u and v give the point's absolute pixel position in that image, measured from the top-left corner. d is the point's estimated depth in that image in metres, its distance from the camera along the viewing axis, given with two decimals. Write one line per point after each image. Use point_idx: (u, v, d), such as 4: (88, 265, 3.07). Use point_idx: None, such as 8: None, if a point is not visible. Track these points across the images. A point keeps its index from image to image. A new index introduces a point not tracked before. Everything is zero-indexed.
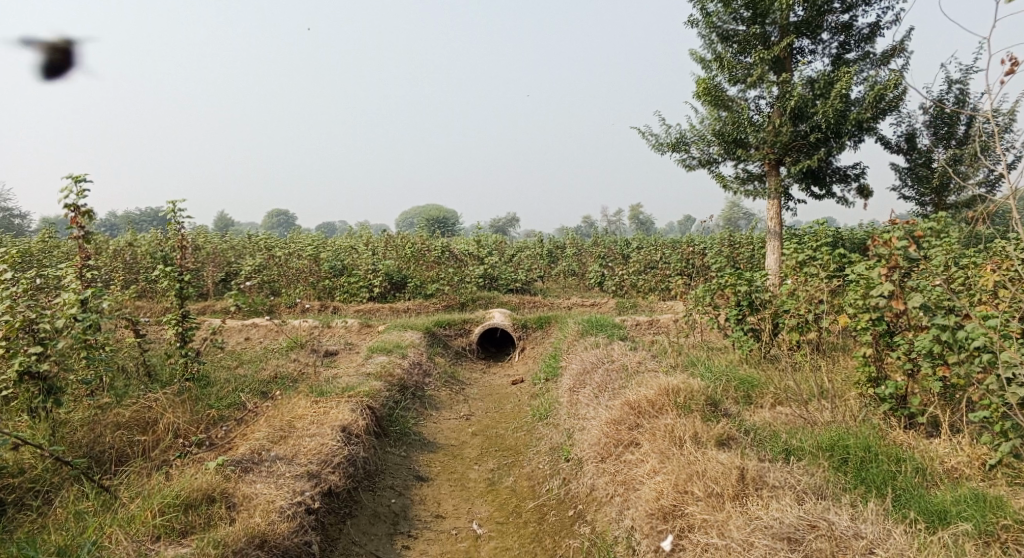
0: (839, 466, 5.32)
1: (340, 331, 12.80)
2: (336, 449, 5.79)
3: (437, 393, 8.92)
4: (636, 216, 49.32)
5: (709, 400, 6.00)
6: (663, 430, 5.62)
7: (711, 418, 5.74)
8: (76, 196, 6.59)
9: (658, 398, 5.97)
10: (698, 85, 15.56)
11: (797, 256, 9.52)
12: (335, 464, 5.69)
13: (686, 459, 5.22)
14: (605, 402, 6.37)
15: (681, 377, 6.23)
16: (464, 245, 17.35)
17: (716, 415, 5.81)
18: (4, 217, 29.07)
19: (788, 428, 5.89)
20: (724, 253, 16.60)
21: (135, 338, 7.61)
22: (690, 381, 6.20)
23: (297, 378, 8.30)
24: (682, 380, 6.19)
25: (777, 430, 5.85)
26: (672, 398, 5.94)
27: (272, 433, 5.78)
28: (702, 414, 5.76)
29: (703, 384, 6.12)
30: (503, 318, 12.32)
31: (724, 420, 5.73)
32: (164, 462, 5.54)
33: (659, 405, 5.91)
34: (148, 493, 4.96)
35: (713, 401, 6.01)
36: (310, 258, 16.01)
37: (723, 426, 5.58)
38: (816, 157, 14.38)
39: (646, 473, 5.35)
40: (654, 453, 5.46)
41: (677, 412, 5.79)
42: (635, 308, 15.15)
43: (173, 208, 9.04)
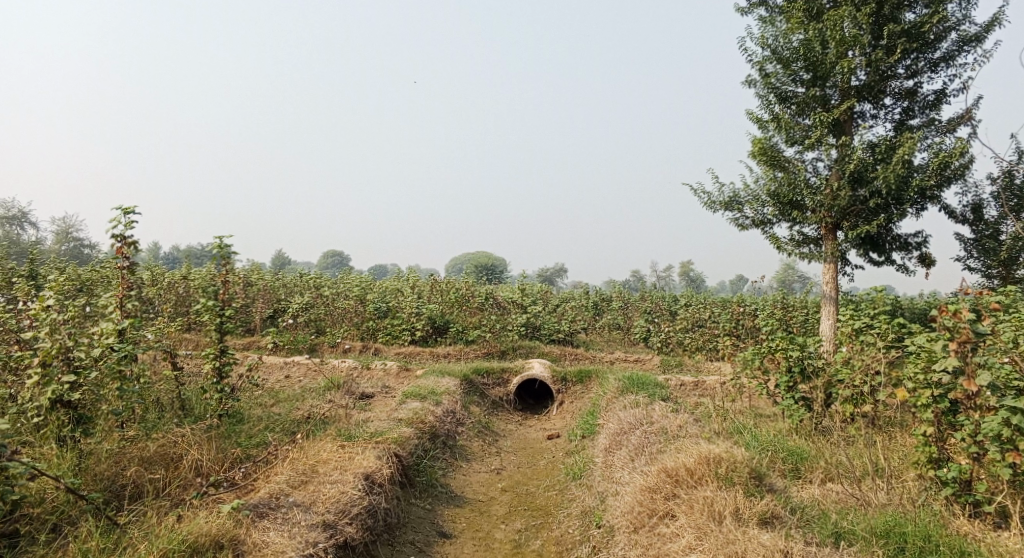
0: (894, 556, 4.94)
1: (379, 373, 12.71)
2: (356, 498, 5.59)
3: (470, 443, 8.68)
4: (686, 272, 48.59)
5: (754, 473, 5.62)
6: (701, 502, 5.30)
7: (755, 493, 5.40)
8: (124, 227, 6.68)
9: (697, 466, 5.64)
10: (753, 145, 15.34)
11: (853, 322, 9.07)
12: (354, 514, 5.49)
13: (724, 538, 4.95)
14: (641, 467, 6.06)
15: (723, 445, 5.89)
16: (508, 293, 17.22)
17: (760, 489, 5.46)
18: (75, 246, 30.26)
19: (838, 509, 5.50)
20: (776, 316, 16.08)
21: (172, 372, 7.65)
22: (732, 449, 5.86)
23: (329, 420, 8.19)
24: (724, 449, 5.85)
25: (827, 510, 5.45)
26: (713, 468, 5.59)
27: (294, 477, 5.64)
28: (744, 487, 5.41)
29: (748, 454, 5.77)
30: (543, 369, 12.06)
31: (769, 496, 5.37)
32: (180, 502, 5.46)
33: (697, 474, 5.59)
34: (168, 533, 4.89)
35: (759, 473, 5.64)
36: (355, 299, 16.07)
37: (766, 502, 5.28)
38: (875, 223, 13.92)
39: (680, 549, 5.05)
40: (691, 527, 5.15)
41: (717, 484, 5.46)
42: (680, 367, 14.71)
43: (220, 245, 9.00)
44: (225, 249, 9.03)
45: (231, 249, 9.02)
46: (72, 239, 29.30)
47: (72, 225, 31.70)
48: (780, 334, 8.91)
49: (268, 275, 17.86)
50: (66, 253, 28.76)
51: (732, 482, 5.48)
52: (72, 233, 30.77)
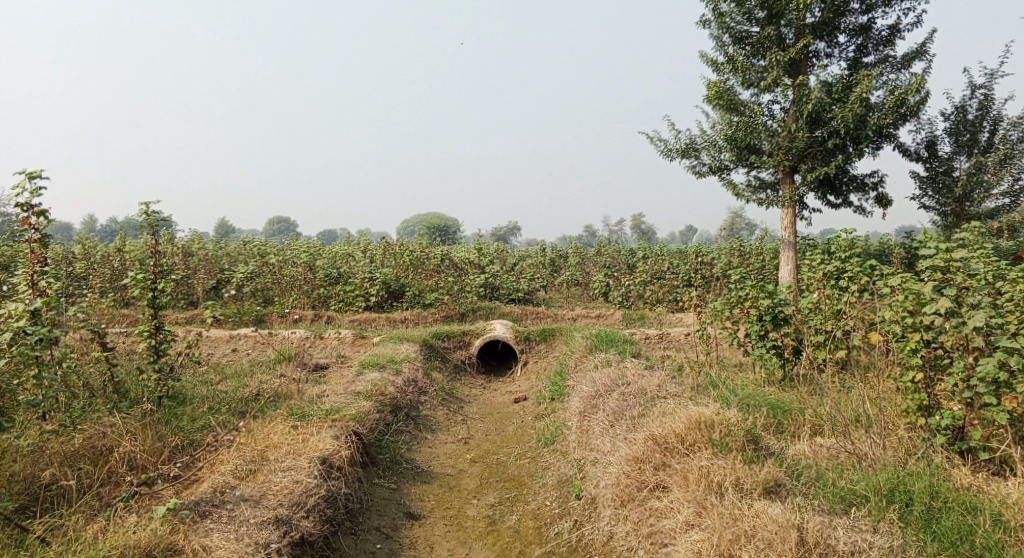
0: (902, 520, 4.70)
1: (333, 343, 12.10)
2: (312, 487, 5.08)
3: (433, 412, 8.22)
4: (638, 225, 48.64)
5: (750, 437, 5.34)
6: (696, 472, 5.00)
7: (754, 460, 5.11)
8: (30, 195, 5.88)
9: (688, 432, 5.32)
10: (709, 89, 14.95)
11: (823, 267, 8.83)
12: (310, 505, 4.99)
13: (729, 514, 4.64)
14: (622, 433, 5.70)
15: (708, 405, 5.57)
16: (464, 253, 16.66)
17: (753, 451, 5.19)
18: None
19: (834, 468, 5.26)
20: (735, 265, 15.94)
21: (102, 353, 6.97)
22: (720, 410, 5.54)
23: (282, 396, 7.62)
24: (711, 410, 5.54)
25: (823, 471, 5.20)
26: (705, 434, 5.27)
27: (242, 467, 5.11)
28: (742, 453, 5.14)
29: (737, 414, 5.48)
30: (505, 330, 11.64)
31: (769, 461, 5.11)
32: (113, 504, 4.85)
33: (688, 440, 5.29)
34: (97, 548, 4.33)
35: (751, 436, 5.35)
36: (304, 266, 15.32)
37: (769, 470, 4.99)
38: (833, 164, 13.72)
39: (678, 526, 4.74)
40: (689, 503, 4.84)
41: (711, 452, 5.15)
42: (643, 321, 14.47)
43: (145, 211, 7.86)
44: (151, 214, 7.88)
45: (160, 214, 7.87)
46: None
47: None
48: (749, 281, 8.53)
49: (211, 244, 16.91)
50: None
51: (725, 447, 5.19)
52: None
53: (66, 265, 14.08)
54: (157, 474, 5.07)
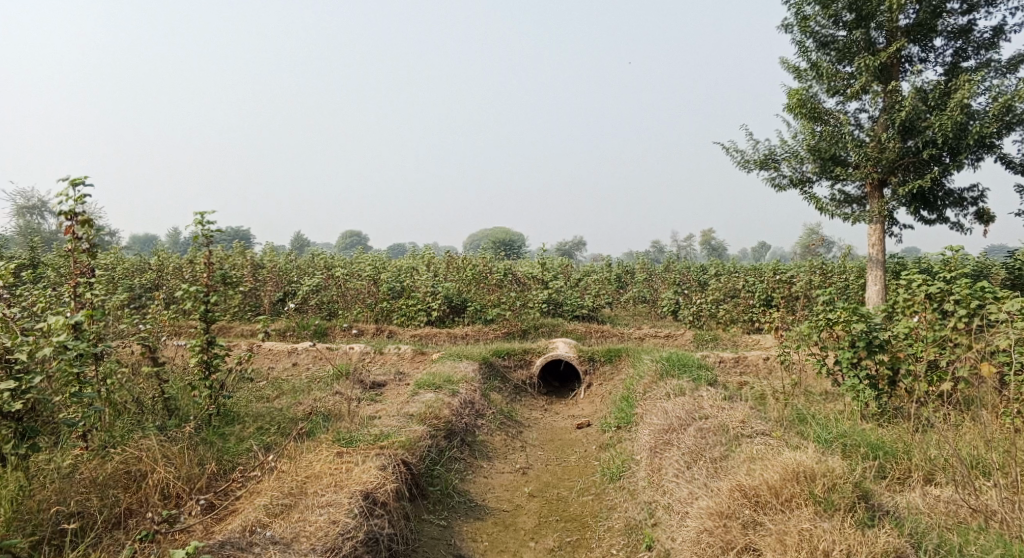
0: None
1: (392, 359, 11.78)
2: (350, 528, 4.65)
3: (491, 438, 7.73)
4: (707, 241, 47.29)
5: (860, 493, 4.68)
6: (795, 536, 4.40)
7: (868, 523, 4.46)
8: (74, 205, 5.80)
9: (783, 484, 4.71)
10: (790, 97, 14.11)
11: (925, 288, 7.95)
12: (345, 552, 4.54)
13: None
14: (702, 479, 5.15)
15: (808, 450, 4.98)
16: (528, 268, 16.18)
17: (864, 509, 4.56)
18: None
19: (960, 533, 4.54)
20: (816, 284, 14.93)
21: (153, 368, 6.82)
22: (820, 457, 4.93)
23: (335, 417, 7.29)
24: (811, 457, 4.93)
25: (940, 538, 4.48)
26: (804, 487, 4.67)
27: (277, 502, 4.76)
28: (850, 513, 4.51)
29: (841, 462, 4.85)
30: (568, 350, 11.09)
31: (884, 525, 4.44)
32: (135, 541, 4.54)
33: (783, 493, 4.70)
34: None
35: (862, 491, 4.71)
36: (367, 279, 15.15)
37: (881, 536, 4.32)
38: (928, 176, 12.65)
39: None
40: None
41: (813, 510, 4.55)
42: (715, 342, 13.65)
43: (199, 221, 7.47)
44: (205, 224, 7.48)
45: (213, 224, 7.49)
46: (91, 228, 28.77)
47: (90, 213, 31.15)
48: (838, 303, 7.82)
49: (278, 255, 16.99)
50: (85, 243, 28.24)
51: (830, 505, 4.57)
52: None
53: (138, 275, 14.32)
54: (183, 511, 4.77)
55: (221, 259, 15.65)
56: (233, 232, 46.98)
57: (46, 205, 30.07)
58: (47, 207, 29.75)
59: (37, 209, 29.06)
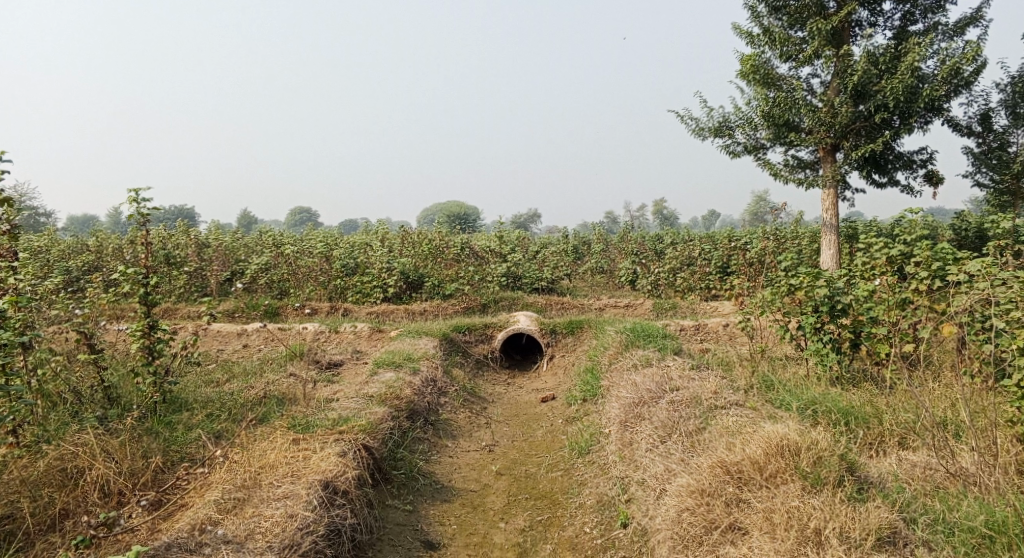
0: None
1: (348, 337, 11.42)
2: (310, 522, 4.41)
3: (454, 416, 7.51)
4: (660, 211, 47.58)
5: (848, 465, 4.66)
6: (783, 514, 4.36)
7: (858, 498, 4.44)
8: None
9: (767, 460, 4.67)
10: (743, 63, 14.02)
11: (885, 251, 7.97)
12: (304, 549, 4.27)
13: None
14: (679, 454, 5.11)
15: (790, 422, 4.95)
16: (485, 242, 15.90)
17: (848, 481, 4.53)
18: (30, 218, 28.13)
19: (940, 501, 4.56)
20: (772, 250, 15.02)
21: (90, 355, 6.41)
22: (806, 431, 4.90)
23: (290, 400, 6.96)
24: (794, 429, 4.90)
25: (918, 506, 4.48)
26: (790, 460, 4.63)
27: (228, 497, 4.48)
28: (839, 488, 4.47)
29: (825, 434, 4.84)
30: (529, 323, 10.90)
31: (875, 500, 4.41)
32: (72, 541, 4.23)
33: (767, 469, 4.66)
34: None
35: (848, 464, 4.68)
36: (320, 256, 14.68)
37: (871, 511, 4.31)
38: (880, 141, 12.71)
39: None
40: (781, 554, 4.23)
41: (800, 485, 4.50)
42: (674, 310, 13.64)
43: (134, 198, 6.97)
44: (140, 201, 7.01)
45: (150, 202, 7.02)
46: (25, 211, 27.32)
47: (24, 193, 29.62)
48: (800, 269, 7.79)
49: (226, 233, 16.35)
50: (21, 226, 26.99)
51: (817, 478, 4.52)
52: (26, 201, 28.60)
53: (75, 258, 13.60)
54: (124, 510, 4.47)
55: (164, 239, 14.98)
56: (178, 211, 45.39)
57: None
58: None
59: None
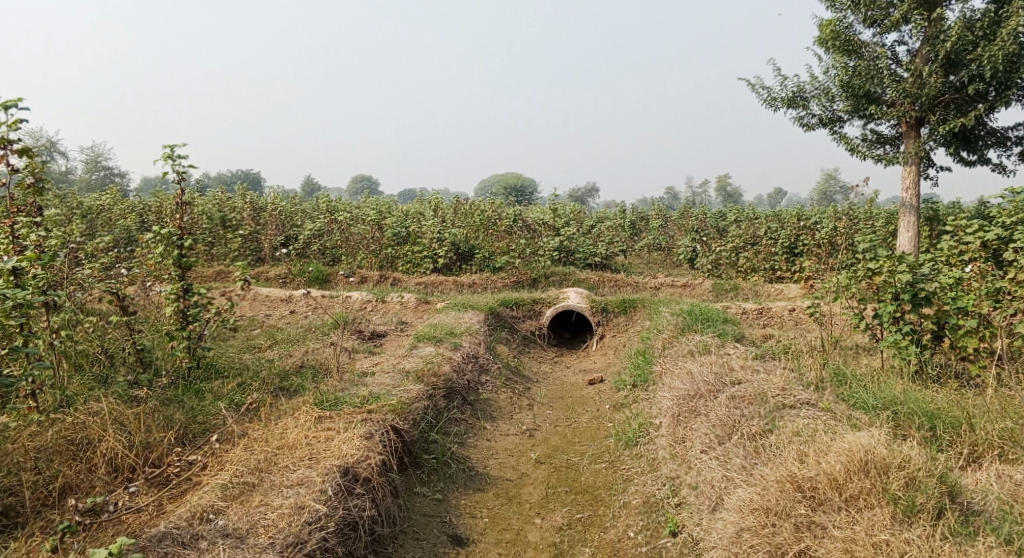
0: None
1: (394, 307, 11.13)
2: (318, 516, 4.11)
3: (495, 396, 7.11)
4: (723, 189, 46.01)
5: (948, 491, 4.11)
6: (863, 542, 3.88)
7: (963, 534, 3.91)
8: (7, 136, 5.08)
9: (848, 479, 4.17)
10: (822, 29, 13.02)
11: (979, 235, 7.15)
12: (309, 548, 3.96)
13: None
14: (739, 460, 4.63)
15: (874, 433, 4.44)
16: (538, 214, 15.37)
17: (936, 506, 3.99)
18: (104, 178, 28.91)
19: None
20: (845, 230, 14.06)
21: (122, 318, 6.29)
22: (893, 444, 4.39)
23: (325, 371, 6.69)
24: (878, 441, 4.39)
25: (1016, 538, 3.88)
26: (873, 479, 4.14)
27: (236, 481, 4.27)
28: (940, 521, 3.96)
29: (915, 449, 4.32)
30: (580, 300, 10.41)
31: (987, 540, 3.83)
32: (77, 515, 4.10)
33: (848, 489, 4.17)
34: None
35: (948, 487, 4.13)
36: (371, 224, 14.43)
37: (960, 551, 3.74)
38: (972, 115, 11.61)
39: None
40: None
41: (890, 513, 4.00)
42: (735, 292, 12.90)
43: (169, 155, 6.69)
44: (175, 158, 6.75)
45: (184, 159, 6.77)
46: (99, 170, 27.97)
47: (99, 155, 30.40)
48: (878, 252, 7.07)
49: (280, 197, 16.30)
50: (93, 186, 27.65)
51: (910, 506, 4.01)
52: (102, 163, 29.33)
53: (133, 217, 13.73)
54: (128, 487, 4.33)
55: (219, 202, 14.99)
56: (242, 176, 46.12)
57: (55, 146, 29.44)
58: (56, 149, 29.09)
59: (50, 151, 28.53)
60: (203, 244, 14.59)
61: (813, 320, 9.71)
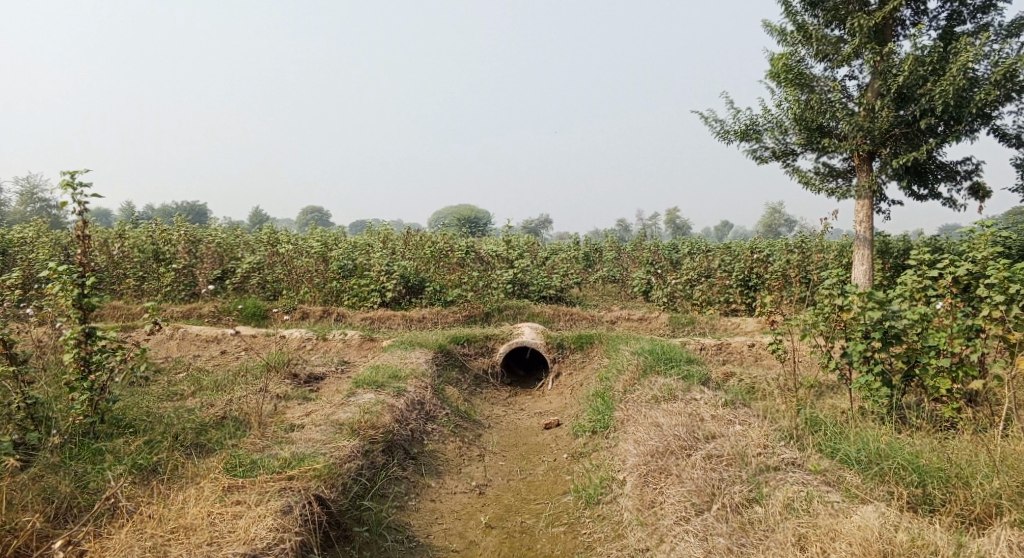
0: None
1: (337, 345, 10.39)
2: None
3: (442, 447, 6.47)
4: (673, 221, 46.42)
5: None
6: None
7: None
8: None
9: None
10: (774, 62, 12.95)
11: (949, 269, 6.86)
12: None
13: None
14: (725, 540, 4.22)
15: (888, 514, 4.14)
16: (491, 246, 14.84)
17: None
18: (39, 209, 27.42)
19: None
20: (800, 262, 13.90)
21: (10, 367, 5.49)
22: (912, 527, 4.06)
23: (249, 425, 5.95)
24: (892, 524, 4.07)
25: None
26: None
27: None
28: None
29: (940, 533, 4.01)
30: (534, 336, 9.85)
31: None
32: None
33: None
34: None
35: None
36: (316, 257, 13.68)
37: None
38: (924, 149, 11.58)
39: None
40: None
41: None
42: (692, 325, 12.55)
43: (69, 183, 6.06)
44: (76, 186, 6.21)
45: (86, 187, 6.23)
46: (35, 199, 26.50)
47: (35, 185, 28.81)
48: (847, 288, 6.72)
49: (221, 228, 15.44)
50: (25, 217, 26.14)
51: None
52: (39, 194, 27.84)
53: (55, 250, 12.74)
54: None
55: (152, 233, 14.06)
56: (188, 206, 44.58)
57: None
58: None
59: None
60: (133, 278, 13.63)
61: (774, 355, 9.35)
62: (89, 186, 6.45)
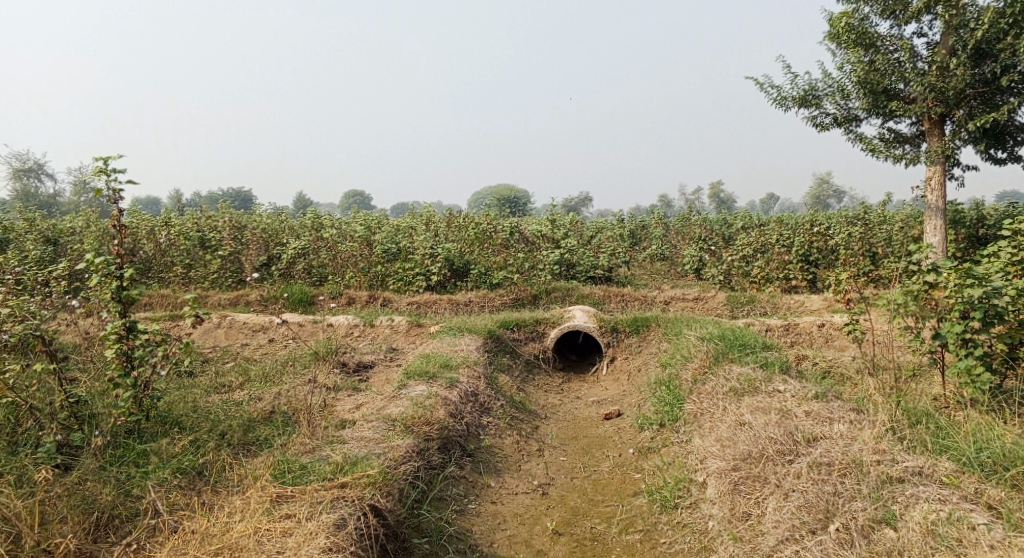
0: None
1: (384, 332, 10.06)
2: None
3: (500, 441, 6.10)
4: (716, 195, 45.20)
5: None
6: None
7: None
8: None
9: None
10: (835, 22, 12.09)
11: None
12: None
13: None
14: None
15: None
16: (537, 225, 14.36)
17: None
18: (92, 198, 27.83)
19: None
20: (866, 235, 13.07)
21: (51, 365, 5.26)
22: None
23: (297, 421, 5.62)
24: None
25: None
26: None
27: None
28: None
29: None
30: (586, 319, 9.38)
31: None
32: None
33: None
34: None
35: None
36: (360, 241, 13.39)
37: None
38: (1005, 108, 10.63)
39: None
40: None
41: None
42: (752, 304, 11.89)
43: (102, 169, 5.89)
44: (108, 172, 5.99)
45: (119, 173, 6.00)
46: (87, 188, 26.85)
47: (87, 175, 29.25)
48: (938, 264, 6.06)
49: (265, 213, 15.25)
50: (77, 207, 26.55)
51: None
52: (91, 184, 28.26)
53: (103, 241, 12.70)
54: None
55: (198, 220, 13.95)
56: (234, 192, 44.95)
57: (43, 167, 28.41)
58: (44, 170, 27.92)
59: (36, 172, 27.41)
60: (180, 266, 13.55)
61: (846, 336, 8.70)
62: (124, 173, 6.20)
